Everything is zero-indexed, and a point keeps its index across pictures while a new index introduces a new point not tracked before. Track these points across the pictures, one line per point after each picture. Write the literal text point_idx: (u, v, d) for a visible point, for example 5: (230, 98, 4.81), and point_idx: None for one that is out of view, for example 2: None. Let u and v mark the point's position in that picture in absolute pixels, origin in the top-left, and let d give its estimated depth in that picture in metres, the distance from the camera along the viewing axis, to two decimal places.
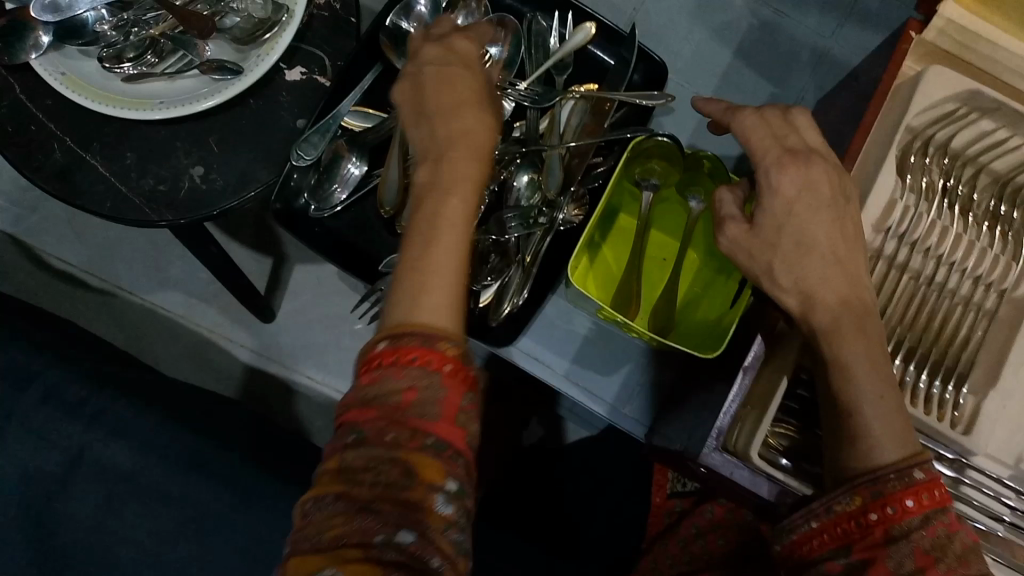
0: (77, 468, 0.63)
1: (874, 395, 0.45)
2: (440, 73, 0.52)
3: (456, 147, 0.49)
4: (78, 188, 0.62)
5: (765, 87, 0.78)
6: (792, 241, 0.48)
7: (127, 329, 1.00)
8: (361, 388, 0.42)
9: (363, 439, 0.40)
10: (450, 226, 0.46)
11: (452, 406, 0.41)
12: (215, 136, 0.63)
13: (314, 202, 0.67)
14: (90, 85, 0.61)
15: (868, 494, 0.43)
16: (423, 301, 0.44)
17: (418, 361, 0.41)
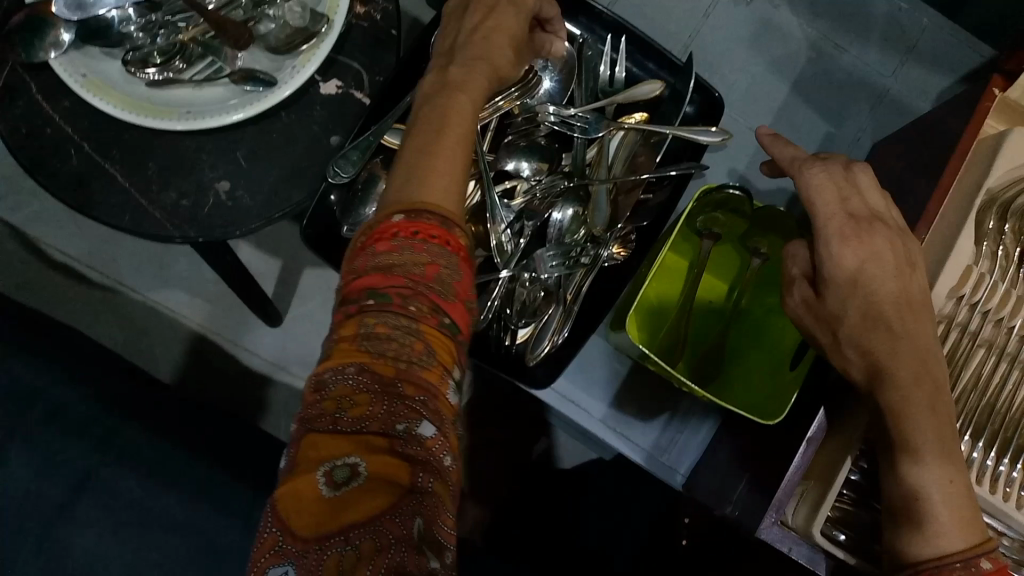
0: (83, 492, 0.60)
1: (941, 473, 0.42)
2: None
3: (470, 70, 0.49)
4: (95, 198, 0.58)
5: (822, 126, 0.80)
6: (858, 310, 0.46)
7: (127, 327, 0.96)
8: (376, 256, 0.40)
9: (386, 308, 0.39)
10: (463, 118, 0.46)
11: (464, 291, 0.41)
12: (244, 150, 0.59)
13: (347, 223, 0.63)
14: (113, 90, 0.57)
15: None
16: (434, 178, 0.43)
17: (438, 240, 0.41)
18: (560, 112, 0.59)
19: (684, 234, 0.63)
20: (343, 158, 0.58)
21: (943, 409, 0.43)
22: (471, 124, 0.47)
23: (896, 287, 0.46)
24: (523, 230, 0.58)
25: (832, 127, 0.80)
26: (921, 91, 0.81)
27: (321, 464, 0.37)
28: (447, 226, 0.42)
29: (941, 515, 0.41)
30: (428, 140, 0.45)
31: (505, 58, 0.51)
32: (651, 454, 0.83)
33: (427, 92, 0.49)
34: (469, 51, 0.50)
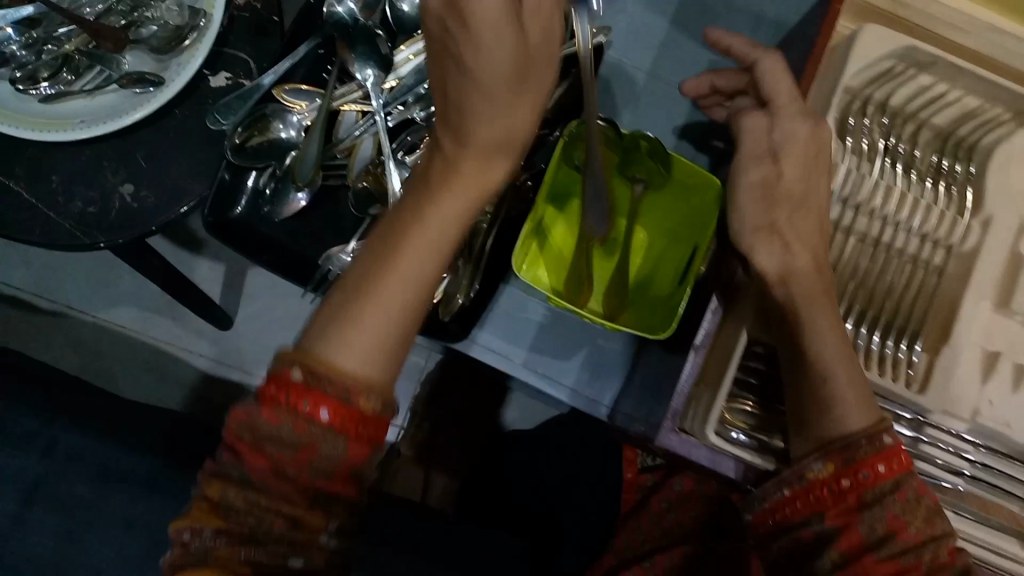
0: (33, 502, 0.63)
1: (833, 357, 0.47)
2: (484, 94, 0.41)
3: (462, 136, 0.42)
4: (4, 217, 0.59)
5: None
6: (757, 199, 0.50)
7: (82, 350, 0.98)
8: (257, 424, 0.39)
9: (249, 484, 0.39)
10: (417, 252, 0.42)
11: (353, 466, 0.39)
12: (143, 152, 0.60)
13: (268, 205, 0.61)
14: (4, 108, 0.58)
15: (840, 461, 0.45)
16: (355, 338, 0.40)
17: (322, 416, 0.38)
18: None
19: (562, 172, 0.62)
20: (223, 106, 0.58)
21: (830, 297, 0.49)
22: (441, 245, 0.43)
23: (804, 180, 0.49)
24: None
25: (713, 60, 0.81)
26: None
27: None
28: (347, 397, 0.39)
29: (846, 397, 0.46)
30: (372, 280, 0.42)
31: (506, 123, 0.42)
32: (575, 393, 0.67)
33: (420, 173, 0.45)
34: (452, 90, 0.42)
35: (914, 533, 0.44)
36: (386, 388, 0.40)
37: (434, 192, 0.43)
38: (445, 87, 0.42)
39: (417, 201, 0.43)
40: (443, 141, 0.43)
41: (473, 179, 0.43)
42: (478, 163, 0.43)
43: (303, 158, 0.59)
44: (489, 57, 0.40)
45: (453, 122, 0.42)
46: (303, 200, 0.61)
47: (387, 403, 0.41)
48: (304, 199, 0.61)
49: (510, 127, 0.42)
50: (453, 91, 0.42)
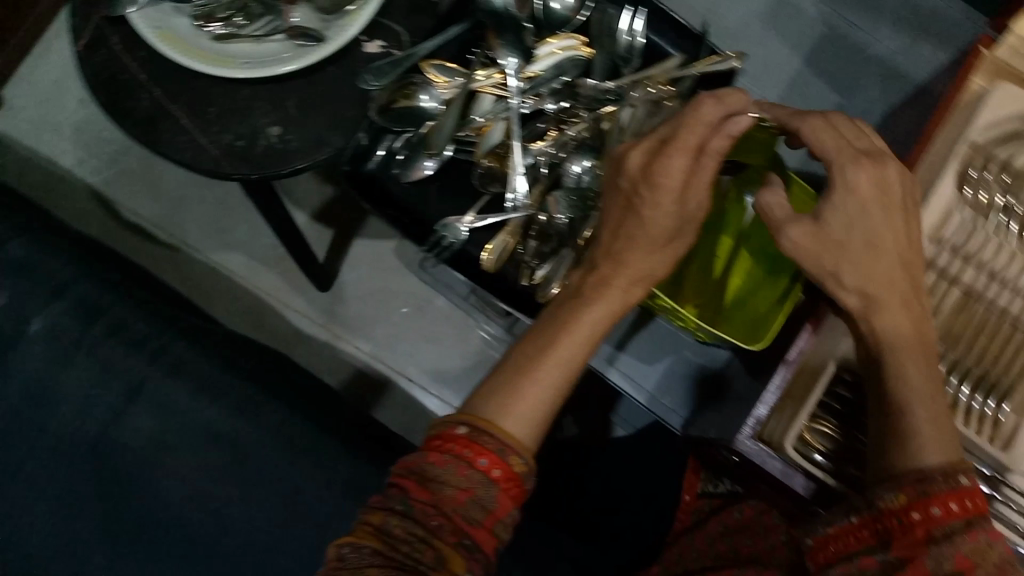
0: (135, 400, 0.67)
1: (920, 394, 0.49)
2: (654, 205, 0.52)
3: (621, 265, 0.53)
4: (161, 137, 0.65)
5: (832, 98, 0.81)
6: (861, 242, 0.51)
7: (190, 281, 1.04)
8: (425, 463, 0.46)
9: (409, 516, 0.45)
10: (575, 336, 0.51)
11: (496, 518, 0.46)
12: (295, 100, 0.65)
13: (399, 167, 0.65)
14: (181, 40, 0.64)
15: (913, 493, 0.46)
16: (516, 409, 0.48)
17: (484, 467, 0.46)
18: (597, 84, 0.64)
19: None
20: (376, 69, 0.63)
21: (927, 330, 0.50)
22: (585, 346, 0.51)
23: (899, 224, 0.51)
24: (539, 173, 0.64)
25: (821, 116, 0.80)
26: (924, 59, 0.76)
27: None
28: (501, 454, 0.46)
29: (925, 433, 0.48)
30: (528, 361, 0.50)
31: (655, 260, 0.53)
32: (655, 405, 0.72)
33: (579, 283, 0.54)
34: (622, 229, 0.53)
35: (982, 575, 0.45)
36: (530, 452, 0.48)
37: (588, 300, 0.52)
38: (618, 218, 0.54)
39: (573, 303, 0.52)
40: (600, 259, 0.54)
41: (621, 295, 0.53)
42: (636, 275, 0.53)
43: (440, 128, 0.63)
44: (659, 212, 0.51)
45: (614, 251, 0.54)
46: (429, 169, 0.65)
47: (529, 474, 0.48)
48: (431, 167, 0.65)
49: (657, 265, 0.53)
50: (632, 210, 0.53)
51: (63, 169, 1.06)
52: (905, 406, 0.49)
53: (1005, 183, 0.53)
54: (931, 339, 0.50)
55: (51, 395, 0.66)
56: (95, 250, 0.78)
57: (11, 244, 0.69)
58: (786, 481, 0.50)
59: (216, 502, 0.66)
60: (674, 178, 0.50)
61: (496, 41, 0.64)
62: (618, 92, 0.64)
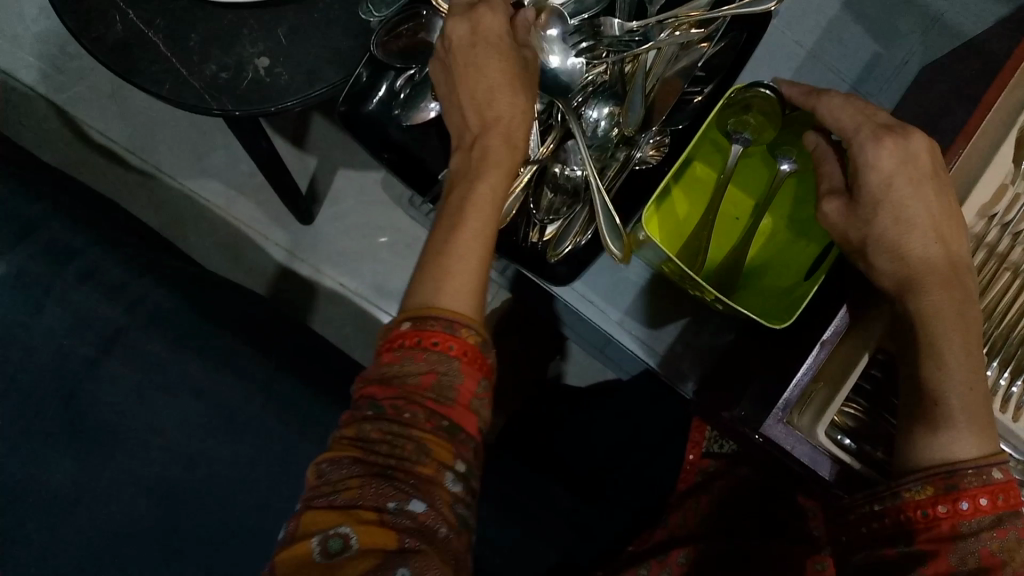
0: (111, 352, 0.62)
1: (955, 382, 0.44)
2: (470, 63, 0.52)
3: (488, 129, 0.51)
4: (137, 66, 0.59)
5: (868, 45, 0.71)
6: (891, 217, 0.47)
7: (163, 212, 0.98)
8: (382, 366, 0.44)
9: (382, 416, 0.42)
10: (477, 210, 0.48)
11: (467, 392, 0.43)
12: (285, 27, 0.59)
13: (399, 107, 0.61)
14: None
15: (941, 486, 0.43)
16: (450, 287, 0.45)
17: (438, 346, 0.43)
18: (623, 23, 0.57)
19: (714, 137, 0.62)
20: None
21: (970, 316, 0.45)
22: (493, 215, 0.49)
23: (932, 199, 0.47)
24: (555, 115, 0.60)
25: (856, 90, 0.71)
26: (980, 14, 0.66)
27: (317, 535, 0.40)
28: (450, 328, 0.44)
29: (958, 422, 0.44)
30: (448, 236, 0.47)
31: (516, 105, 0.52)
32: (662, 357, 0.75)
33: (458, 167, 0.52)
34: (461, 82, 0.53)
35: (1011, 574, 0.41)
36: (482, 323, 0.45)
37: (477, 175, 0.50)
38: (461, 97, 0.53)
39: (460, 189, 0.50)
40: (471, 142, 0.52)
41: (505, 152, 0.51)
42: (505, 130, 0.51)
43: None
44: (489, 65, 0.52)
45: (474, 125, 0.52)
46: (434, 110, 0.61)
47: (486, 344, 0.45)
48: (434, 109, 0.61)
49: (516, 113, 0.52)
50: (462, 77, 0.53)
51: (24, 85, 0.98)
52: (937, 396, 0.44)
53: None
54: (973, 324, 0.45)
55: (18, 343, 0.61)
56: (63, 183, 0.72)
57: None
58: (813, 466, 0.48)
59: (201, 459, 0.63)
60: (461, 41, 0.53)
61: None
62: (644, 33, 0.57)
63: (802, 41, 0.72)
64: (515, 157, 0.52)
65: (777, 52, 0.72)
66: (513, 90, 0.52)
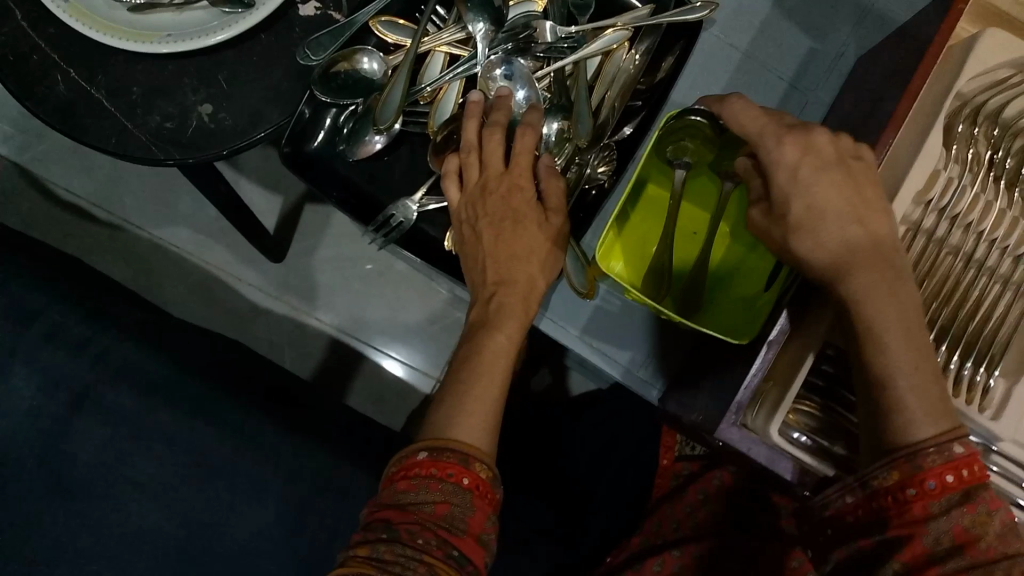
0: (81, 409, 0.63)
1: (901, 363, 0.43)
2: (496, 222, 0.55)
3: (509, 284, 0.54)
4: (81, 124, 0.60)
5: (801, 43, 0.70)
6: (804, 206, 0.47)
7: (134, 263, 0.99)
8: (397, 493, 0.45)
9: (396, 540, 0.43)
10: (493, 362, 0.51)
11: (478, 525, 0.45)
12: (225, 72, 0.60)
13: (344, 143, 0.60)
14: (95, 15, 0.59)
15: (907, 469, 0.41)
16: (467, 422, 0.48)
17: (453, 478, 0.45)
18: (556, 27, 0.59)
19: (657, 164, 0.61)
20: (315, 42, 0.56)
21: (906, 293, 0.44)
22: (504, 364, 0.51)
23: (841, 182, 0.47)
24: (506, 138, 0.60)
25: (792, 90, 0.70)
26: (904, 0, 0.66)
27: None
28: (466, 462, 0.46)
29: (911, 404, 0.43)
30: (463, 381, 0.50)
31: (535, 267, 0.54)
32: (626, 370, 0.72)
33: (474, 319, 0.54)
34: (484, 238, 0.55)
35: (986, 549, 0.41)
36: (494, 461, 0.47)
37: (497, 323, 0.52)
38: (491, 241, 0.55)
39: (471, 341, 0.52)
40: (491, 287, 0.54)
41: (521, 305, 0.53)
42: (524, 291, 0.54)
43: (387, 101, 0.57)
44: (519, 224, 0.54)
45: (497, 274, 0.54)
46: (379, 143, 0.60)
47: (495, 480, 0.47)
48: (379, 141, 0.60)
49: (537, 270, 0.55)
50: (481, 231, 0.55)
51: None
52: (886, 378, 0.44)
53: (991, 138, 0.49)
54: (909, 303, 0.44)
55: None
56: (22, 244, 0.72)
57: None
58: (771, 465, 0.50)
59: (180, 508, 0.63)
60: (495, 206, 0.55)
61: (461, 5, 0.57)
62: (577, 39, 0.59)
63: (735, 43, 0.70)
64: (529, 310, 0.54)
65: (712, 59, 0.70)
66: (535, 252, 0.54)
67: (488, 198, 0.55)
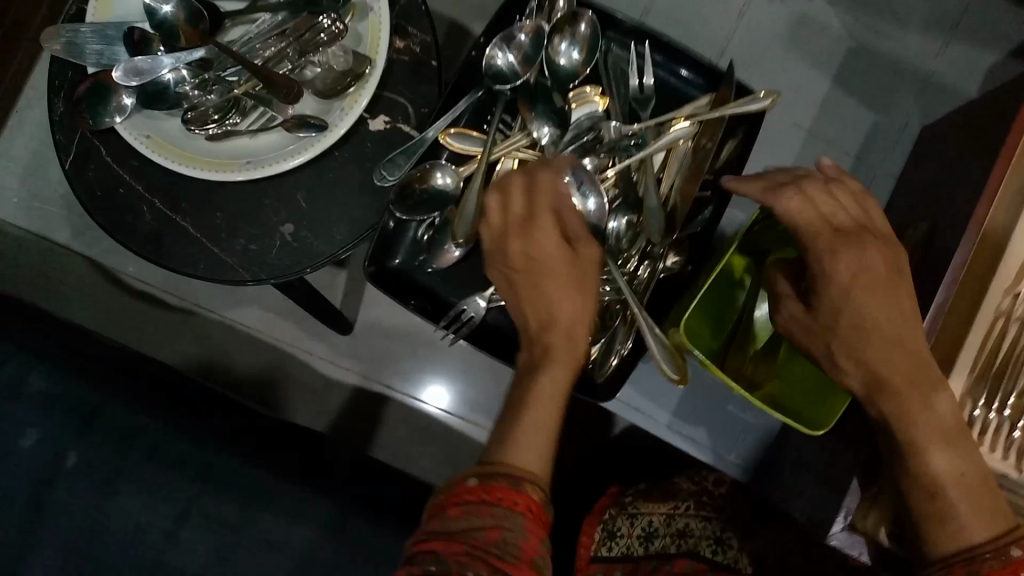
0: (186, 520, 0.64)
1: (950, 468, 0.45)
2: (526, 265, 0.56)
3: (552, 325, 0.54)
4: (171, 251, 0.62)
5: (866, 116, 0.78)
6: (849, 323, 0.50)
7: (207, 346, 1.00)
8: (447, 521, 0.46)
9: (445, 573, 0.43)
10: (546, 401, 0.52)
11: (530, 550, 0.45)
12: (304, 193, 0.61)
13: (426, 256, 0.65)
14: (176, 146, 0.60)
15: (962, 574, 0.43)
16: (523, 450, 0.49)
17: (505, 501, 0.46)
18: (620, 126, 0.60)
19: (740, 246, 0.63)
20: (390, 162, 0.60)
21: (940, 404, 0.47)
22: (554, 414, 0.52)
23: (887, 301, 0.49)
24: None
25: (859, 163, 0.78)
26: (966, 67, 0.78)
27: None
28: (514, 484, 0.47)
29: (960, 511, 0.44)
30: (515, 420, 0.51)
31: (579, 303, 0.55)
32: (715, 454, 0.80)
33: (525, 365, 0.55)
34: (519, 290, 0.56)
35: None
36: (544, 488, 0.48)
37: (539, 366, 0.53)
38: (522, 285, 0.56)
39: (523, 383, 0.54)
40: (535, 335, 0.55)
41: (568, 345, 0.54)
42: (568, 328, 0.54)
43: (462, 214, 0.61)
44: (548, 248, 0.55)
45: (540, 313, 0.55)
46: (456, 252, 0.64)
47: (545, 504, 0.48)
48: (457, 251, 0.64)
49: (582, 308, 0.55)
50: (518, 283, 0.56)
51: (60, 245, 0.99)
52: (938, 480, 0.45)
53: None
54: (946, 413, 0.46)
55: (92, 523, 0.63)
56: (114, 358, 0.75)
57: (31, 375, 0.65)
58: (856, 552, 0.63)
59: None
60: (517, 248, 0.56)
61: (527, 112, 0.61)
62: (640, 136, 0.61)
63: (801, 123, 0.78)
64: (579, 349, 0.54)
65: (777, 136, 0.78)
66: (579, 290, 0.55)
67: (512, 246, 0.56)
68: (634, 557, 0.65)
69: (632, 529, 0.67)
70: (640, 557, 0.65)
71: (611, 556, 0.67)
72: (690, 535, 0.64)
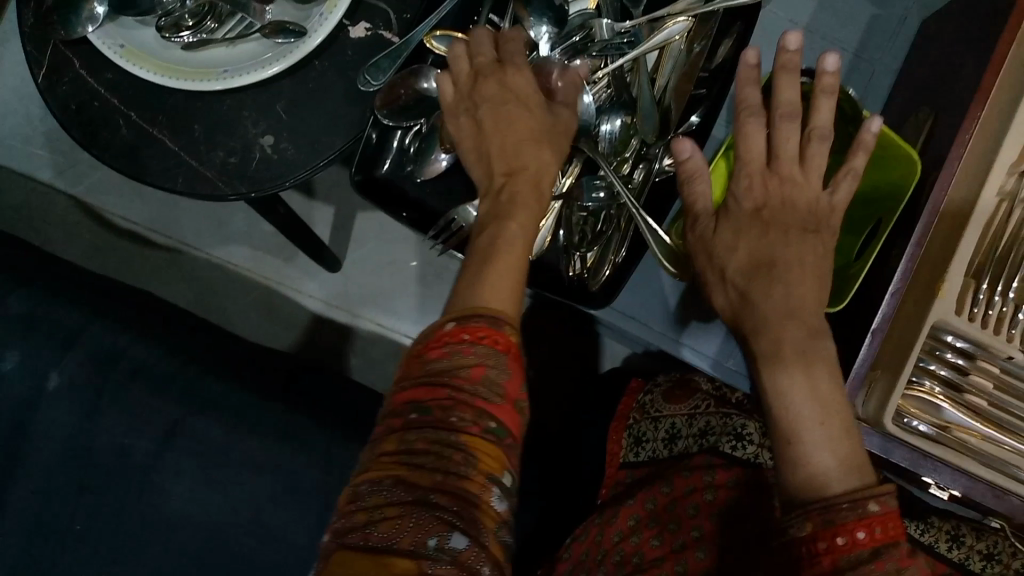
0: (171, 444, 0.63)
1: (831, 473, 0.41)
2: (496, 112, 0.52)
3: (522, 171, 0.50)
4: (147, 165, 0.60)
5: (864, 10, 0.76)
6: (750, 246, 0.50)
7: (195, 285, 0.97)
8: (427, 364, 0.40)
9: (428, 422, 0.38)
10: (507, 250, 0.46)
11: (513, 391, 0.41)
12: (284, 102, 0.59)
13: (411, 164, 0.63)
14: (151, 57, 0.58)
15: (817, 522, 0.40)
16: (491, 289, 0.43)
17: (486, 340, 0.40)
18: (612, 23, 0.59)
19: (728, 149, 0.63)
20: (374, 67, 0.57)
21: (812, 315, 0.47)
22: (522, 251, 0.46)
23: (769, 233, 0.50)
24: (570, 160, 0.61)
25: (857, 60, 0.76)
26: None
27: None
28: (495, 324, 0.41)
29: (827, 462, 0.42)
30: (482, 263, 0.45)
31: (544, 155, 0.51)
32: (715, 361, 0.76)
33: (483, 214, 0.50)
34: (489, 135, 0.52)
35: None
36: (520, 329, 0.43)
37: (506, 213, 0.48)
38: (494, 143, 0.51)
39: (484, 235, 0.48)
40: (498, 184, 0.50)
41: (533, 194, 0.50)
42: (536, 176, 0.50)
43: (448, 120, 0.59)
44: (517, 108, 0.52)
45: (506, 165, 0.51)
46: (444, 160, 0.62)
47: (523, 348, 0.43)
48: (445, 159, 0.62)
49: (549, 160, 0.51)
50: (485, 131, 0.52)
51: (42, 184, 0.97)
52: (819, 480, 0.41)
53: None
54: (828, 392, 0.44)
55: (82, 446, 0.62)
56: (96, 286, 0.73)
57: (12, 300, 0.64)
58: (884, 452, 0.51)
59: (275, 531, 0.63)
60: (491, 91, 0.53)
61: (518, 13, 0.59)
62: (634, 34, 0.59)
63: (797, 21, 0.77)
64: (543, 201, 0.50)
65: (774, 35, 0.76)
66: (540, 142, 0.51)
67: (481, 110, 0.53)
68: (659, 460, 0.66)
69: (656, 433, 0.68)
70: (666, 459, 0.66)
71: (638, 461, 0.68)
72: (711, 433, 0.64)
